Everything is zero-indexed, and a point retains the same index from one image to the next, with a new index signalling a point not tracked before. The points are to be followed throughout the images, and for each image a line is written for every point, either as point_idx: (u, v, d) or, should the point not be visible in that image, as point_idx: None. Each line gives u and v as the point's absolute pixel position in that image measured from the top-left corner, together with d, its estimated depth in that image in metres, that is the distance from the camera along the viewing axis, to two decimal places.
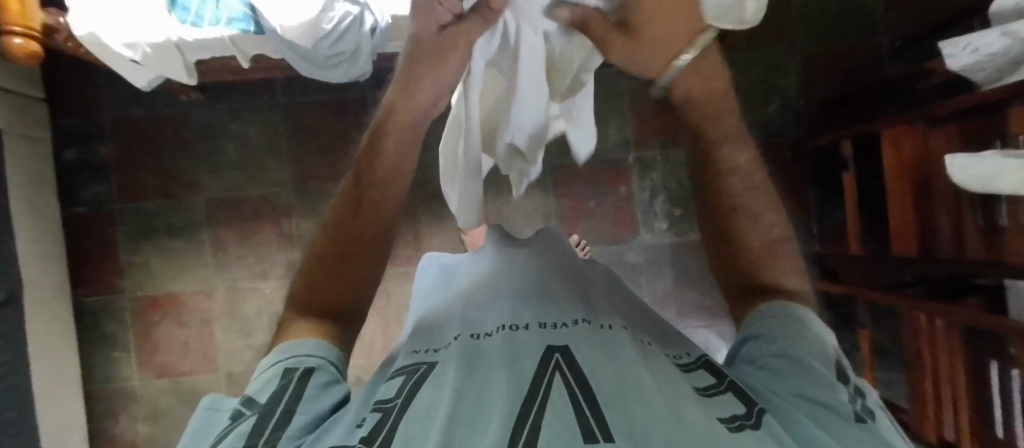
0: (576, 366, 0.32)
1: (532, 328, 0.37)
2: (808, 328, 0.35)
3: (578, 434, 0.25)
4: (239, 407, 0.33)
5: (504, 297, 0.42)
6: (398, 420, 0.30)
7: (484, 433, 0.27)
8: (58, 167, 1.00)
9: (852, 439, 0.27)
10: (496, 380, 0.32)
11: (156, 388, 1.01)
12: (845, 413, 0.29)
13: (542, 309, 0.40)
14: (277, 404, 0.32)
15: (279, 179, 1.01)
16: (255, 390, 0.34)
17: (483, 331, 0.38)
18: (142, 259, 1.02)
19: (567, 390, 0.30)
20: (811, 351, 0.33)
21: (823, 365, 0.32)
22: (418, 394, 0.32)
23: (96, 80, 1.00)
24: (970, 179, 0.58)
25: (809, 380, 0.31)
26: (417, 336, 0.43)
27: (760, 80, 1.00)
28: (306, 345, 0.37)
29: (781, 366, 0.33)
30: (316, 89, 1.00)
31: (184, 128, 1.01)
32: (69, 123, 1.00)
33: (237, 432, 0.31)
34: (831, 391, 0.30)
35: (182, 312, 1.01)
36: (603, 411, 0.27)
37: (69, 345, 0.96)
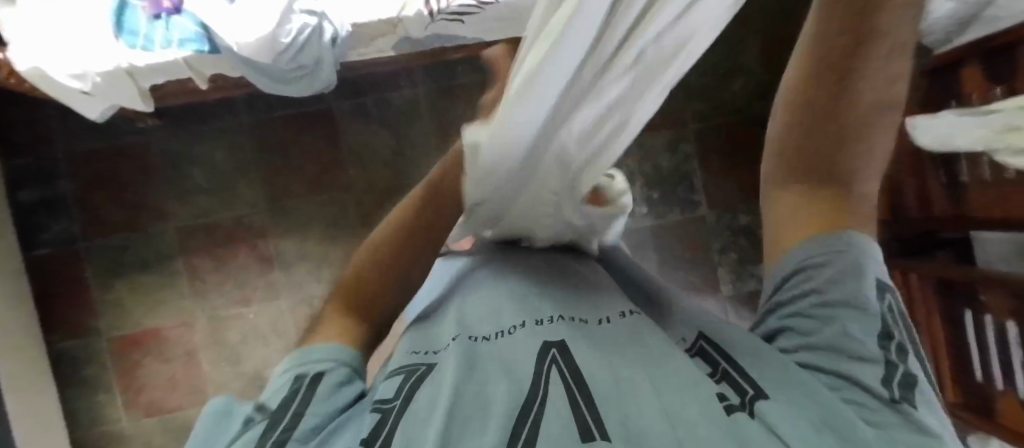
0: (573, 362, 0.32)
1: (528, 325, 0.37)
2: (846, 275, 0.31)
3: (575, 432, 0.26)
4: (248, 414, 0.30)
5: (503, 296, 0.42)
6: (396, 423, 0.29)
7: (482, 436, 0.26)
8: (14, 209, 0.95)
9: (884, 430, 0.26)
10: (494, 384, 0.31)
11: (146, 427, 0.98)
12: (881, 395, 0.27)
13: (537, 304, 0.40)
14: (286, 411, 0.30)
15: (251, 200, 0.99)
16: (264, 398, 0.32)
17: (480, 335, 0.38)
18: (116, 297, 0.98)
19: (564, 388, 0.30)
20: (853, 310, 0.30)
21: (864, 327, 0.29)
22: (417, 393, 0.32)
23: (45, 115, 0.95)
24: (931, 138, 0.62)
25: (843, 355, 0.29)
26: (415, 334, 0.42)
27: (723, 58, 1.02)
28: (318, 353, 0.34)
29: (814, 332, 0.31)
30: (281, 104, 0.98)
31: (146, 157, 0.97)
32: (21, 162, 0.95)
33: (245, 439, 0.28)
34: (868, 369, 0.28)
35: (166, 345, 0.98)
36: (601, 411, 0.28)
37: (47, 393, 0.92)
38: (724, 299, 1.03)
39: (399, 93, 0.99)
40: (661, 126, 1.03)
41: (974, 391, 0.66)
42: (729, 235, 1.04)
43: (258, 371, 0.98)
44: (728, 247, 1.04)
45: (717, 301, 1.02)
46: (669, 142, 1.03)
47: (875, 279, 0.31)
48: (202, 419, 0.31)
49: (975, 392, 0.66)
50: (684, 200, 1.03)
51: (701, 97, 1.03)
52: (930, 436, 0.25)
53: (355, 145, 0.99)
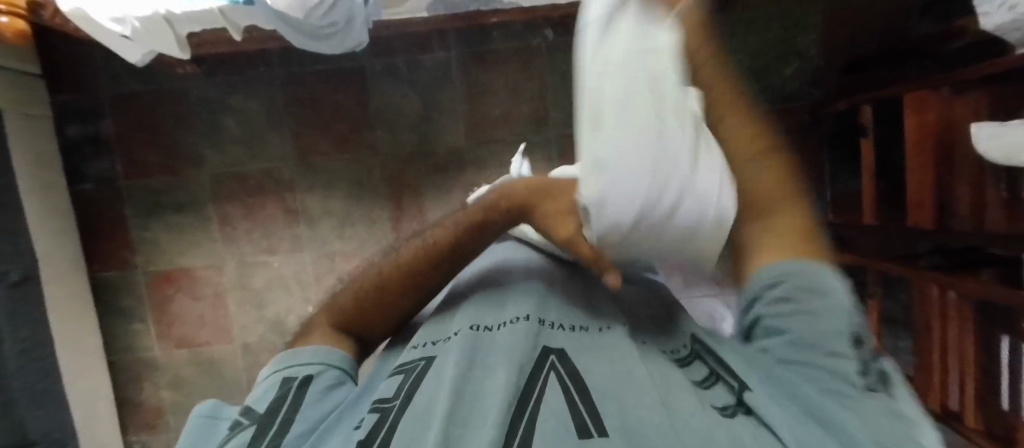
0: (572, 366, 0.33)
1: (531, 319, 0.38)
2: (808, 275, 0.34)
3: (571, 430, 0.26)
4: (238, 418, 0.35)
5: (513, 297, 0.43)
6: (398, 417, 0.30)
7: (480, 428, 0.27)
8: (61, 144, 1.00)
9: (865, 420, 0.27)
10: (495, 373, 0.32)
11: (176, 359, 1.05)
12: (859, 384, 0.29)
13: (544, 307, 0.41)
14: (276, 415, 0.34)
15: (280, 153, 1.00)
16: (253, 401, 0.36)
17: (483, 325, 0.39)
18: (152, 236, 1.03)
19: (561, 386, 0.31)
20: (816, 308, 0.33)
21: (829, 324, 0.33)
22: (418, 391, 0.32)
23: (90, 54, 0.98)
24: (994, 149, 0.56)
25: (817, 360, 0.32)
26: (431, 322, 0.43)
27: (776, 40, 0.94)
28: (301, 355, 0.39)
29: (788, 329, 0.34)
30: (313, 59, 0.97)
31: (183, 102, 0.99)
32: (68, 98, 0.99)
33: (234, 442, 0.32)
34: (838, 371, 0.31)
35: (195, 286, 1.04)
36: (596, 406, 0.28)
37: (89, 318, 1.00)
38: None
39: (431, 55, 0.96)
40: None
41: (997, 419, 0.63)
42: None
43: (279, 318, 1.03)
44: None
45: None
46: None
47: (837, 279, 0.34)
48: (200, 420, 0.36)
49: (998, 420, 0.63)
50: None
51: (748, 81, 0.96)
52: (905, 422, 0.27)
53: (384, 105, 0.98)
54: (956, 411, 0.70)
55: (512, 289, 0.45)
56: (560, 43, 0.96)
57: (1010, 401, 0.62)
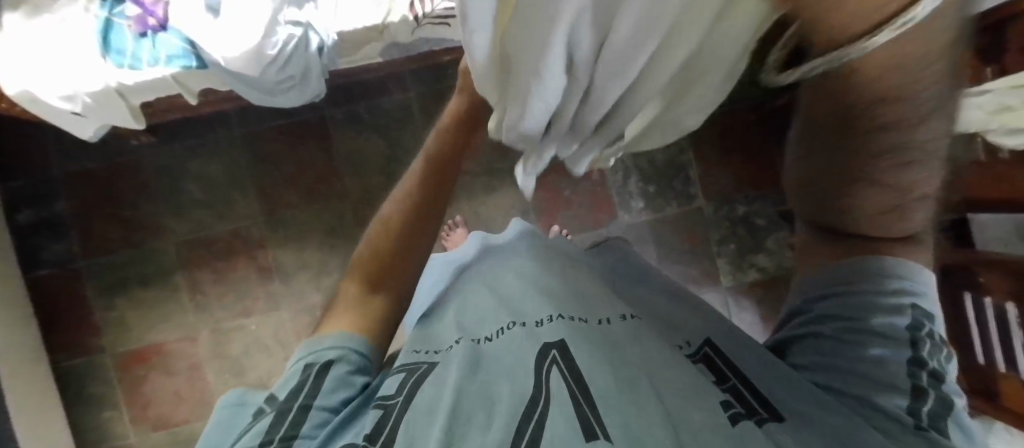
0: (573, 361, 0.31)
1: (528, 324, 0.36)
2: (881, 292, 0.36)
3: (577, 432, 0.25)
4: (260, 405, 0.34)
5: (512, 297, 0.41)
6: (400, 417, 0.30)
7: (485, 436, 0.27)
8: (14, 231, 0.96)
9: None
10: (497, 382, 0.31)
11: (154, 441, 0.98)
12: (903, 421, 0.31)
13: (542, 301, 0.39)
14: (295, 403, 0.34)
15: (248, 212, 0.99)
16: (277, 386, 0.36)
17: (482, 336, 0.38)
18: (118, 314, 0.99)
19: (564, 388, 0.29)
20: (881, 340, 0.35)
21: (894, 359, 0.34)
22: (420, 390, 0.32)
23: (39, 137, 0.96)
24: None
25: (875, 377, 0.34)
26: (423, 332, 0.42)
27: None
28: (327, 340, 0.38)
29: (843, 358, 0.36)
30: (273, 116, 0.98)
31: (142, 173, 0.97)
32: (18, 184, 0.96)
33: (255, 430, 0.32)
34: (893, 395, 0.33)
35: (170, 360, 0.99)
36: (600, 410, 0.27)
37: (54, 412, 0.93)
38: (725, 290, 1.03)
39: (391, 98, 0.99)
40: None
41: (979, 374, 0.65)
42: (727, 226, 1.03)
43: (262, 381, 0.99)
44: (727, 238, 1.03)
45: (716, 292, 1.03)
46: None
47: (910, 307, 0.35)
48: (223, 405, 0.36)
49: (979, 375, 0.65)
50: (680, 192, 1.03)
51: None
52: None
53: (349, 152, 0.99)
54: None
55: (510, 288, 0.43)
56: None
57: (984, 354, 0.65)
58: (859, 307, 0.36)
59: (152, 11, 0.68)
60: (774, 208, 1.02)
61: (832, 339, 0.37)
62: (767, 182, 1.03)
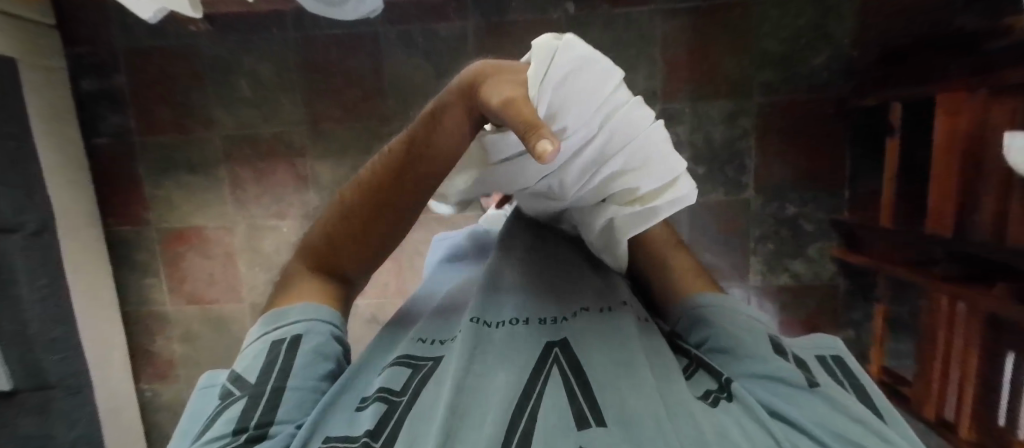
0: (573, 359, 0.35)
1: (532, 322, 0.39)
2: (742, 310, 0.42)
3: (570, 421, 0.29)
4: (231, 386, 0.36)
5: (512, 288, 0.43)
6: (405, 415, 0.31)
7: (482, 425, 0.29)
8: (77, 96, 1.00)
9: (814, 410, 0.32)
10: (495, 372, 0.34)
11: (188, 313, 1.08)
12: (799, 383, 0.34)
13: (551, 301, 0.42)
14: (267, 383, 0.35)
15: (292, 118, 1.00)
16: (245, 366, 0.37)
17: (488, 318, 0.39)
18: (164, 193, 1.04)
19: (564, 382, 0.32)
20: (754, 333, 0.39)
21: (769, 345, 0.38)
22: (426, 388, 0.34)
23: (104, 7, 0.97)
24: None
25: (770, 360, 0.37)
26: (429, 320, 0.45)
27: (810, 27, 0.90)
28: (291, 314, 0.40)
29: (738, 350, 0.38)
30: (327, 23, 0.95)
31: (195, 61, 0.98)
32: (81, 51, 0.99)
33: (231, 411, 0.34)
34: (787, 370, 0.35)
35: (207, 245, 1.05)
36: (596, 398, 0.31)
37: (102, 270, 1.03)
38: (750, 288, 1.00)
39: (448, 24, 0.94)
40: (723, 95, 0.94)
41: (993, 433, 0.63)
42: (770, 224, 0.98)
43: None
44: (767, 236, 0.98)
45: (742, 288, 1.00)
46: (728, 114, 0.95)
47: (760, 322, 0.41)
48: (199, 389, 0.39)
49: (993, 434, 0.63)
50: (729, 180, 0.97)
51: (774, 69, 0.93)
52: (844, 411, 0.32)
53: (398, 74, 0.97)
54: (951, 421, 0.70)
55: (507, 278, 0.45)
56: (581, 18, 0.92)
57: (1007, 416, 0.61)
58: (729, 314, 0.41)
59: None
60: (826, 214, 0.96)
61: (724, 347, 0.39)
62: (828, 186, 0.95)
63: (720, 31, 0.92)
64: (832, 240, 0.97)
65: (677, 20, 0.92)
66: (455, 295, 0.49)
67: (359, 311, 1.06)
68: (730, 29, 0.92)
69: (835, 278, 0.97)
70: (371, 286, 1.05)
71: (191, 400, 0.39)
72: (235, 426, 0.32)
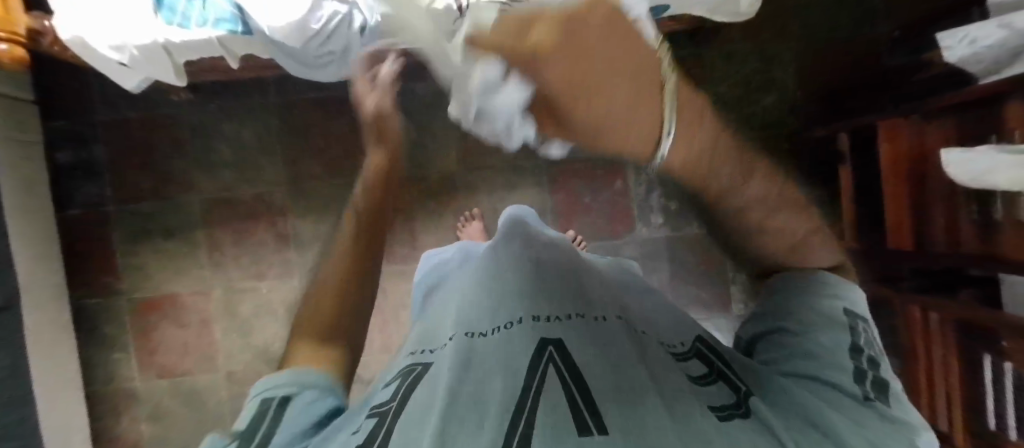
0: (568, 359, 0.34)
1: (525, 322, 0.39)
2: (820, 294, 0.37)
3: (572, 429, 0.26)
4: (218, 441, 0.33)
5: (507, 293, 0.44)
6: (394, 422, 0.30)
7: (478, 434, 0.27)
8: (52, 169, 1.00)
9: (856, 417, 0.29)
10: (491, 379, 0.32)
11: (158, 388, 1.02)
12: (853, 393, 0.31)
13: (545, 301, 0.42)
14: (255, 436, 0.33)
15: (273, 178, 1.01)
16: (239, 423, 0.35)
17: (477, 332, 0.40)
18: (138, 261, 1.02)
19: (562, 386, 0.31)
20: (822, 323, 0.35)
21: (837, 340, 0.34)
22: (414, 394, 0.33)
23: (87, 82, 0.99)
24: (965, 171, 0.59)
25: (824, 359, 0.33)
26: (422, 337, 0.45)
27: (756, 72, 0.99)
28: (280, 378, 0.37)
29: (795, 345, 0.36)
30: (309, 87, 0.99)
31: (177, 129, 1.00)
32: (60, 125, 1.00)
33: None
34: (839, 371, 0.32)
35: (181, 313, 1.02)
36: (597, 403, 0.28)
37: (67, 347, 0.97)
38: (735, 318, 1.01)
39: (425, 83, 0.99)
40: None
41: (987, 439, 0.63)
42: None
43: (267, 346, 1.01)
44: None
45: (727, 319, 1.01)
46: None
47: (845, 311, 0.36)
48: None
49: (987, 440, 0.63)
50: None
51: (731, 110, 1.00)
52: (895, 427, 0.29)
53: None
54: (945, 432, 0.70)
55: (494, 292, 0.45)
56: None
57: (996, 420, 0.62)
58: (806, 295, 0.38)
59: None
60: None
61: (790, 335, 0.37)
62: None
63: None
64: None
65: None
66: (435, 315, 0.50)
67: None
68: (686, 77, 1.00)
69: None
70: None
71: None
72: None
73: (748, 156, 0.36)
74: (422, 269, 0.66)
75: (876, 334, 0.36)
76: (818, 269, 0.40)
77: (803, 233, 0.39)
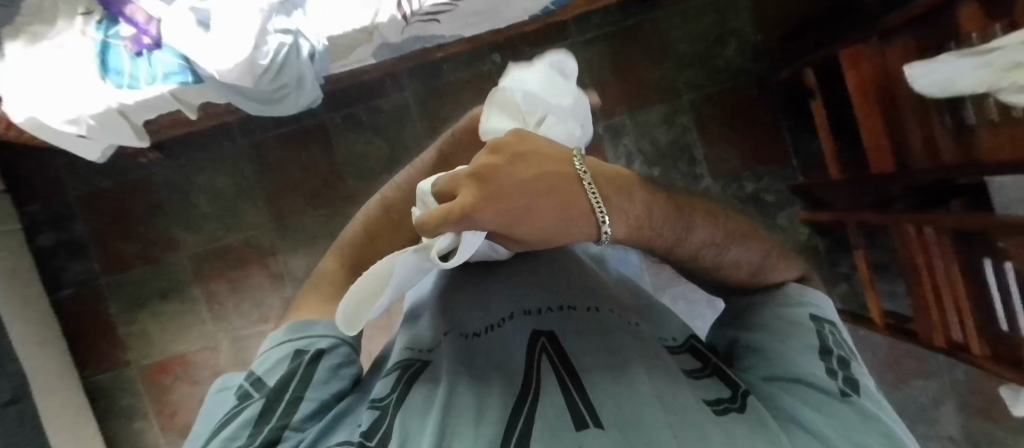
0: (561, 349, 0.33)
1: (517, 316, 0.38)
2: (787, 306, 0.37)
3: (568, 422, 0.26)
4: (247, 388, 0.32)
5: (496, 287, 0.41)
6: (394, 416, 0.29)
7: (477, 432, 0.26)
8: (36, 254, 0.99)
9: (837, 419, 0.28)
10: (491, 377, 0.32)
11: None
12: (828, 388, 0.30)
13: (535, 289, 0.40)
14: (286, 390, 0.31)
15: (256, 221, 1.00)
16: (263, 371, 0.33)
17: (471, 331, 0.38)
18: (140, 328, 1.01)
19: (557, 377, 0.30)
20: (792, 327, 0.35)
21: (808, 339, 0.34)
22: (415, 387, 0.32)
23: (54, 162, 0.99)
24: (931, 85, 0.58)
25: (797, 357, 0.32)
26: (408, 327, 0.43)
27: (712, 25, 0.99)
28: (314, 329, 0.36)
29: (767, 345, 0.35)
30: (274, 124, 0.99)
31: (152, 191, 1.00)
32: (36, 209, 0.99)
33: (241, 419, 0.30)
34: (814, 367, 0.31)
35: (193, 370, 1.01)
36: (591, 397, 0.28)
37: (87, 426, 0.97)
38: None
39: (387, 98, 0.99)
40: (656, 100, 1.01)
41: (1004, 342, 0.63)
42: (737, 205, 1.01)
43: None
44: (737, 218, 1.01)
45: None
46: (664, 116, 1.01)
47: (812, 317, 0.36)
48: (215, 390, 0.35)
49: (1005, 343, 0.63)
50: (685, 174, 1.01)
51: (695, 66, 1.00)
52: (872, 422, 0.28)
53: (353, 154, 1.00)
54: (962, 344, 0.69)
55: (461, 296, 0.42)
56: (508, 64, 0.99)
57: (1008, 322, 0.62)
58: (775, 306, 0.38)
59: (146, 30, 0.70)
60: (784, 183, 1.00)
61: (757, 339, 0.36)
62: (776, 158, 1.01)
63: (636, 46, 1.00)
64: (797, 204, 1.00)
65: (595, 46, 1.00)
66: (416, 310, 0.46)
67: None
68: (644, 43, 1.00)
69: (812, 240, 1.00)
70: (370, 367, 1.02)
71: (204, 405, 0.34)
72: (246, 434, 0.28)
73: (687, 207, 0.37)
74: None
75: (846, 338, 0.35)
76: (784, 283, 0.40)
77: (759, 258, 0.40)
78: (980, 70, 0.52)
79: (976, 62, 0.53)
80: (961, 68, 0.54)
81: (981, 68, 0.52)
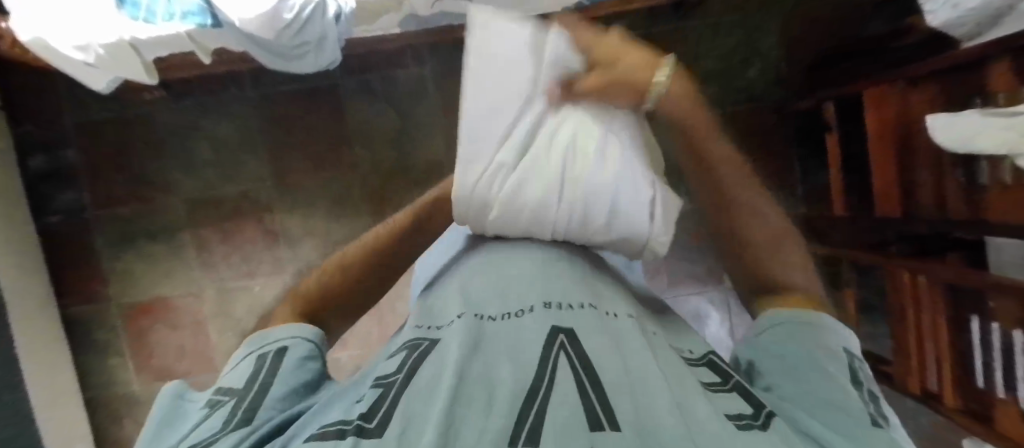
0: (580, 349, 0.33)
1: (537, 309, 0.37)
2: (824, 333, 0.38)
3: (584, 421, 0.26)
4: (214, 397, 0.32)
5: (521, 278, 0.41)
6: (399, 395, 0.30)
7: (488, 417, 0.26)
8: (25, 177, 0.97)
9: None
10: (502, 364, 0.31)
11: (154, 391, 1.01)
12: (860, 417, 0.30)
13: (562, 286, 0.40)
14: (253, 385, 0.32)
15: (256, 175, 0.99)
16: (227, 381, 0.34)
17: (487, 314, 0.38)
18: (125, 265, 1.00)
19: (572, 375, 0.30)
20: (826, 356, 0.35)
21: (841, 371, 0.34)
22: (421, 369, 0.32)
23: (56, 84, 0.96)
24: (952, 137, 0.58)
25: (829, 385, 0.33)
26: (425, 309, 0.44)
27: (740, 43, 0.98)
28: (274, 334, 0.37)
29: (797, 367, 0.35)
30: (286, 79, 0.96)
31: (152, 129, 0.97)
32: (29, 130, 0.96)
33: (213, 417, 0.30)
34: (846, 397, 0.32)
35: (175, 315, 1.01)
36: (609, 398, 0.28)
37: (60, 356, 0.96)
38: (728, 289, 1.02)
39: (405, 70, 0.97)
40: None
41: (976, 397, 0.65)
42: None
43: None
44: None
45: (721, 291, 1.02)
46: None
47: (846, 350, 0.36)
48: (163, 399, 0.34)
49: (977, 399, 0.65)
50: None
51: (717, 82, 0.99)
52: None
53: (362, 123, 0.98)
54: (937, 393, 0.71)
55: (485, 280, 0.43)
56: None
57: (983, 378, 0.64)
58: (810, 330, 0.38)
59: None
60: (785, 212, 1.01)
61: (788, 359, 0.36)
62: (782, 184, 1.01)
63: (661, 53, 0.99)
64: None
65: None
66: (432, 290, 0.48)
67: (342, 364, 1.02)
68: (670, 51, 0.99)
69: None
70: (353, 337, 1.02)
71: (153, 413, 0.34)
72: (221, 423, 0.29)
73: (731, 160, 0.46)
74: (420, 265, 0.61)
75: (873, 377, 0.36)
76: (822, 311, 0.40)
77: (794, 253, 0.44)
78: (1003, 131, 0.52)
79: (1000, 122, 0.53)
80: (986, 125, 0.54)
81: (1004, 128, 0.52)
